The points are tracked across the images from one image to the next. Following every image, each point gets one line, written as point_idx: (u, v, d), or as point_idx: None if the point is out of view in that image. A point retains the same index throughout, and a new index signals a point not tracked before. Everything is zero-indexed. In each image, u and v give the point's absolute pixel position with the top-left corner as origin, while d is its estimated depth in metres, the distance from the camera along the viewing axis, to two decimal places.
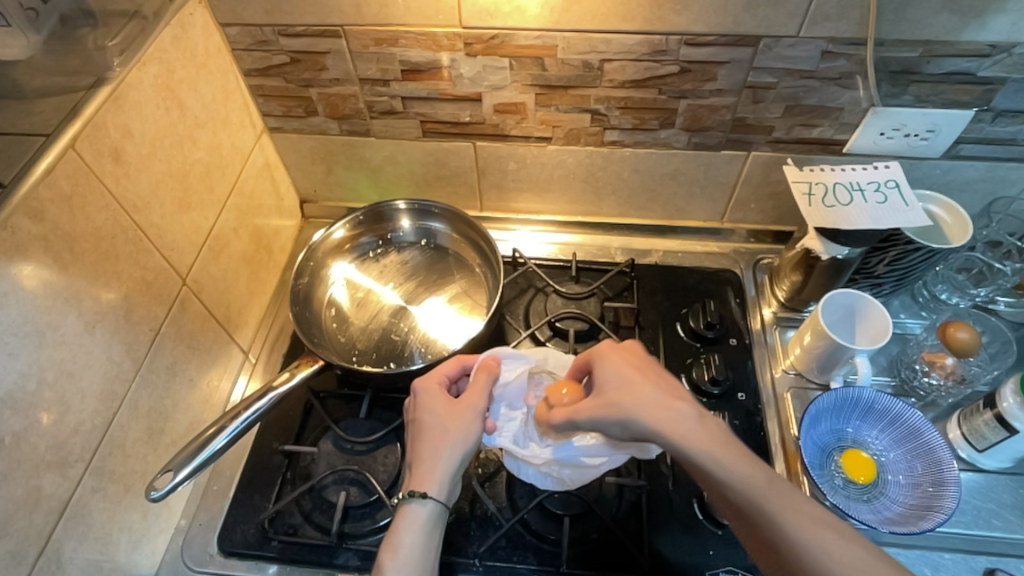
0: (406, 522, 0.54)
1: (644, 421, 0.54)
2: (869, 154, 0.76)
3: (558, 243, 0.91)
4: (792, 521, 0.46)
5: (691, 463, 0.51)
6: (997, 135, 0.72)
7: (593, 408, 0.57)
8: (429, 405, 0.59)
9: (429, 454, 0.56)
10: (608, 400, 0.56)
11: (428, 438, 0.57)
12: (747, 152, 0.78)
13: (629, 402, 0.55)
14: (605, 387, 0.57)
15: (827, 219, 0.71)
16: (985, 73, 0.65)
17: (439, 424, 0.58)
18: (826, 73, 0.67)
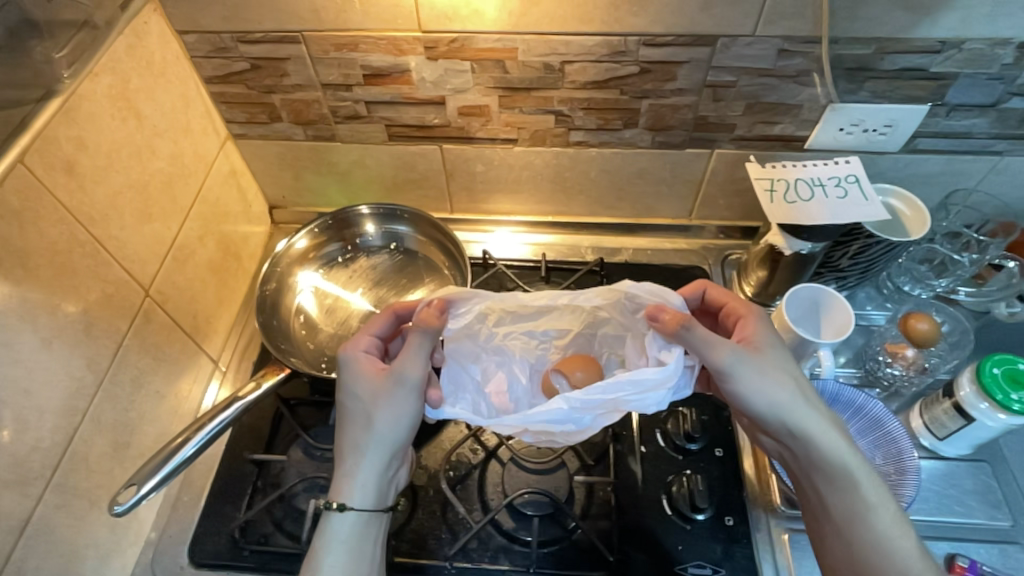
0: (329, 534, 0.55)
1: (802, 419, 0.55)
2: (829, 149, 0.77)
3: (534, 244, 0.92)
4: (873, 537, 0.53)
5: (813, 449, 0.55)
6: (952, 128, 0.73)
7: (743, 355, 0.55)
8: (356, 386, 0.58)
9: (352, 451, 0.57)
10: (761, 365, 0.56)
11: (355, 427, 0.57)
12: (711, 149, 0.78)
13: (782, 380, 0.56)
14: (759, 346, 0.57)
15: (789, 215, 0.71)
16: (937, 68, 0.66)
17: (363, 408, 0.58)
18: (783, 71, 0.68)
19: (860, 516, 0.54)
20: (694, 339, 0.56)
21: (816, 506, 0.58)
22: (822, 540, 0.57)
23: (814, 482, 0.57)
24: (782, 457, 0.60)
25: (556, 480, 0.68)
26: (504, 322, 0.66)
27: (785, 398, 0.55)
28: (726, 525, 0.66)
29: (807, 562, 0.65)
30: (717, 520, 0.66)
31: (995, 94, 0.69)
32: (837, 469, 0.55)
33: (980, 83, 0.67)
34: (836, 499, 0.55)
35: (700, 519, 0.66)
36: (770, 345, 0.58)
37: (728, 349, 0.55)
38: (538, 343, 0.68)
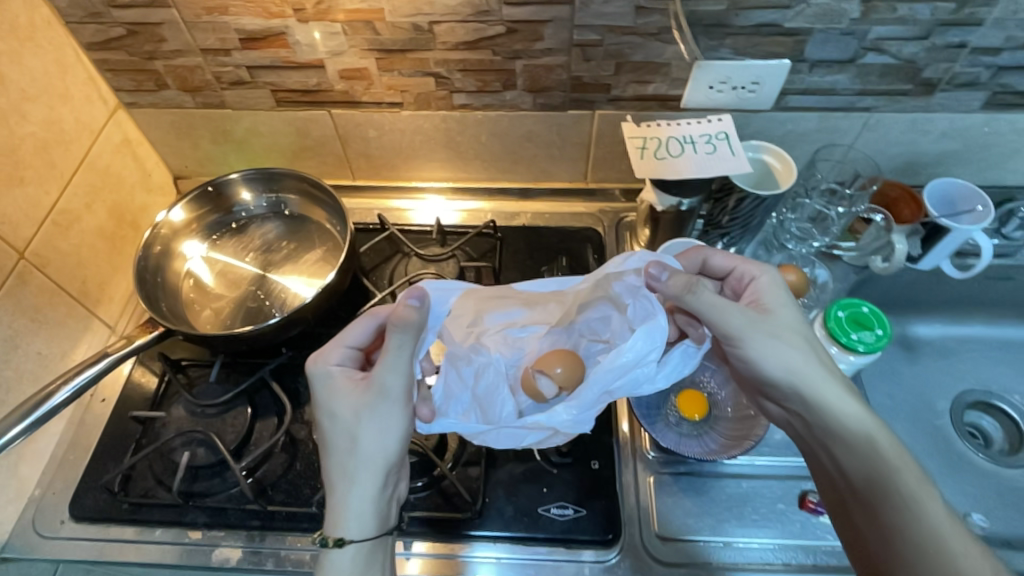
0: (330, 568, 0.56)
1: (811, 378, 0.57)
2: (704, 107, 0.78)
3: (464, 211, 0.93)
4: (898, 500, 0.51)
5: (823, 410, 0.57)
6: (818, 85, 0.75)
7: (751, 323, 0.58)
8: (337, 403, 0.57)
9: (342, 475, 0.57)
10: (768, 329, 0.58)
11: (339, 452, 0.57)
12: (592, 111, 0.80)
13: (792, 345, 0.58)
14: (772, 314, 0.59)
15: (657, 169, 0.74)
16: (791, 24, 0.68)
17: (346, 431, 0.56)
18: (645, 29, 0.70)
19: (881, 478, 0.53)
20: (700, 303, 0.57)
21: (839, 480, 0.57)
22: (849, 513, 0.57)
23: (831, 448, 0.57)
24: (795, 429, 0.62)
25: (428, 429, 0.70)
26: (488, 322, 0.67)
27: (793, 359, 0.57)
28: (591, 468, 0.68)
29: (668, 501, 0.68)
30: (583, 464, 0.69)
31: (851, 50, 0.71)
32: (853, 432, 0.55)
33: (835, 38, 0.69)
34: (852, 464, 0.55)
35: (566, 464, 0.68)
36: (781, 307, 0.60)
37: (736, 316, 0.58)
38: (518, 342, 0.68)
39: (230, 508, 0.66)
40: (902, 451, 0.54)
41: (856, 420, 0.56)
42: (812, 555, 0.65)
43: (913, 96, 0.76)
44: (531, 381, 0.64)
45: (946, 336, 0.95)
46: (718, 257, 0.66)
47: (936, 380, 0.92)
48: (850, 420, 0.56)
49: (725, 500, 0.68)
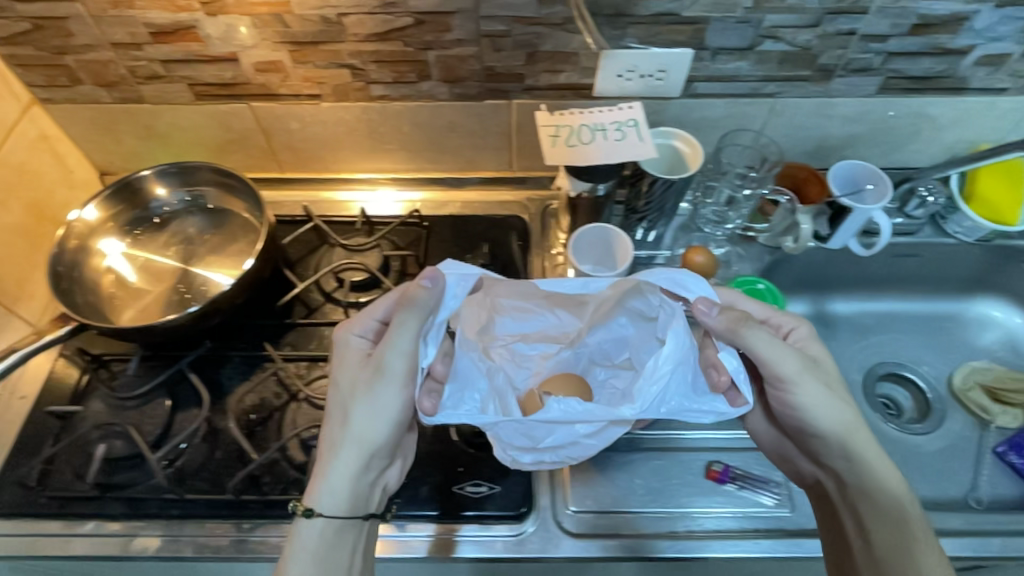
0: (298, 537, 0.60)
1: (860, 442, 0.61)
2: (616, 96, 0.81)
3: (407, 201, 0.94)
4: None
5: (867, 478, 0.60)
6: (723, 72, 0.78)
7: (814, 384, 0.61)
8: (346, 374, 0.62)
9: (331, 444, 0.61)
10: (827, 393, 0.61)
11: (334, 425, 0.61)
12: (508, 100, 0.82)
13: (849, 416, 0.61)
14: (830, 381, 0.62)
15: (569, 157, 0.76)
16: (689, 13, 0.71)
17: (343, 403, 0.61)
18: (549, 20, 0.71)
19: (906, 554, 0.57)
20: (756, 341, 0.59)
21: (854, 541, 0.61)
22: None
23: (861, 510, 0.61)
24: (823, 488, 0.65)
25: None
26: (498, 330, 0.69)
27: (848, 420, 0.61)
28: None
29: (581, 475, 0.71)
30: None
31: (748, 37, 0.73)
32: (889, 502, 0.60)
33: (732, 27, 0.72)
34: (880, 533, 0.59)
35: (483, 443, 0.70)
36: (825, 364, 0.64)
37: (793, 363, 0.60)
38: (524, 359, 0.70)
39: (151, 498, 0.67)
40: (929, 535, 0.58)
41: (894, 497, 0.60)
42: (717, 520, 0.68)
43: (813, 81, 0.79)
44: (536, 402, 0.67)
45: (862, 311, 1.00)
46: (751, 305, 0.67)
47: (851, 355, 0.96)
48: (893, 492, 0.60)
49: (636, 473, 0.71)
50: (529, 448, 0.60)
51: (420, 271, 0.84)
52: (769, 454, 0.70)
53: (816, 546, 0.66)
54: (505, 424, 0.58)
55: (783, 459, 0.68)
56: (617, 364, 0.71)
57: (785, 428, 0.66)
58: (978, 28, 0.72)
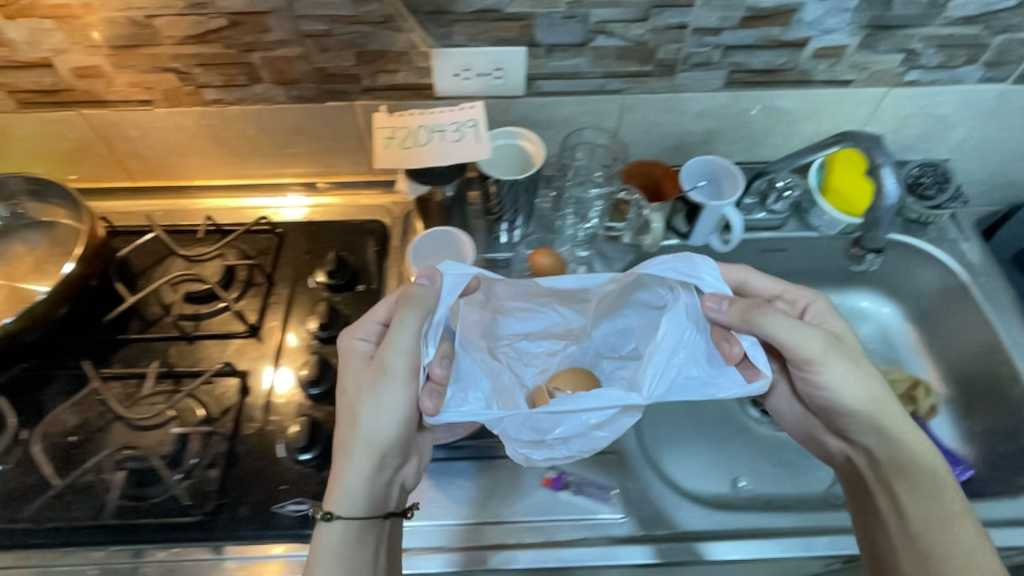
0: (320, 540, 0.59)
1: (890, 416, 0.62)
2: (459, 96, 0.79)
3: (307, 207, 0.91)
4: (961, 546, 0.56)
5: (905, 451, 0.61)
6: (563, 69, 0.76)
7: (846, 360, 0.62)
8: (351, 377, 0.62)
9: (344, 448, 0.60)
10: (858, 367, 0.62)
11: (345, 426, 0.61)
12: (349, 102, 0.80)
13: (881, 388, 0.62)
14: (863, 355, 0.63)
15: (403, 159, 0.74)
16: (511, 9, 0.69)
17: (352, 405, 0.61)
18: (369, 18, 0.69)
19: (944, 525, 0.58)
20: (768, 324, 0.60)
21: (884, 518, 0.61)
22: (890, 554, 0.60)
23: (892, 486, 0.61)
24: (854, 466, 0.66)
25: (159, 439, 0.68)
26: (502, 332, 0.73)
27: (874, 393, 0.62)
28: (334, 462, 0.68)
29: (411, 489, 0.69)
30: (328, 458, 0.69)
31: (579, 33, 0.72)
32: (926, 474, 0.60)
33: (560, 23, 0.70)
34: (916, 507, 0.59)
35: (309, 459, 0.68)
36: (845, 338, 0.64)
37: (822, 340, 0.61)
38: (531, 357, 0.74)
39: None
40: (966, 506, 0.59)
41: (930, 468, 0.61)
42: (546, 531, 0.66)
43: (656, 77, 0.78)
44: (544, 397, 0.69)
45: None
46: (763, 282, 0.68)
47: None
48: (925, 464, 0.61)
49: (470, 484, 0.69)
50: (536, 442, 0.62)
51: (266, 280, 0.82)
52: (798, 434, 0.71)
53: (643, 552, 0.65)
54: (512, 421, 0.60)
55: (810, 440, 0.70)
56: (624, 356, 0.74)
57: (815, 407, 0.67)
58: (808, 20, 0.71)
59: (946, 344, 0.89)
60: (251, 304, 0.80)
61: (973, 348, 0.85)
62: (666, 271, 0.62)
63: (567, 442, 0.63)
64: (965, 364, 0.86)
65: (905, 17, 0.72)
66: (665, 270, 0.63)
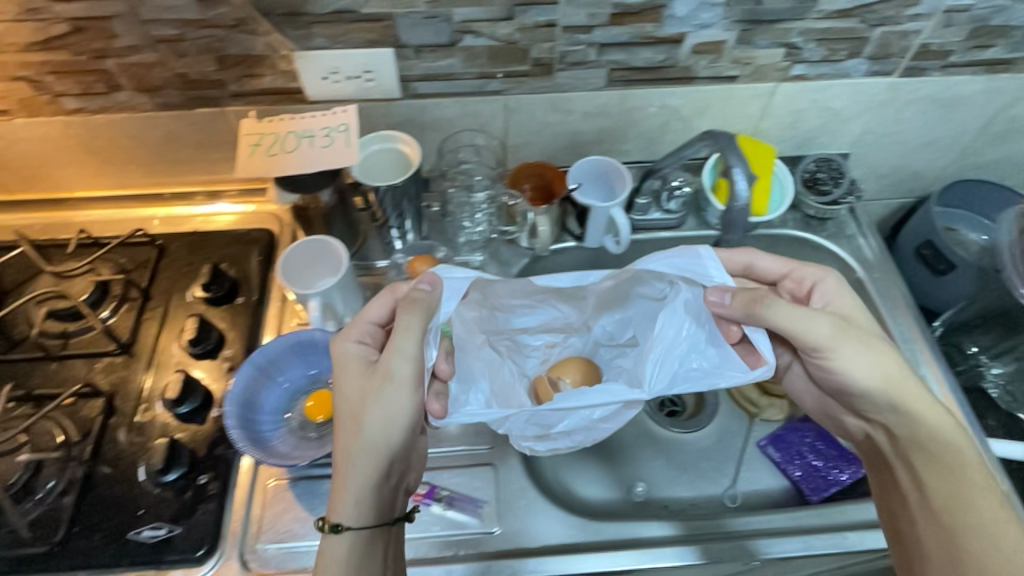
0: (328, 551, 0.58)
1: (907, 394, 0.58)
2: (333, 99, 0.76)
3: (226, 215, 0.88)
4: (978, 525, 0.56)
5: (919, 428, 0.59)
6: (436, 70, 0.74)
7: (855, 341, 0.58)
8: (348, 382, 0.60)
9: (342, 452, 0.58)
10: (871, 347, 0.58)
11: (345, 433, 0.59)
12: (221, 108, 0.77)
13: (897, 364, 0.59)
14: (871, 333, 0.60)
15: (269, 167, 0.71)
16: (368, 9, 0.66)
17: (350, 412, 0.58)
18: (221, 22, 0.66)
19: (963, 504, 0.57)
20: (775, 316, 0.58)
21: (909, 498, 0.60)
22: (916, 535, 0.59)
23: (914, 466, 0.60)
24: (875, 444, 0.64)
25: (8, 466, 0.65)
26: (504, 324, 0.71)
27: (889, 371, 0.58)
28: (197, 484, 0.66)
29: (278, 509, 0.67)
30: (190, 479, 0.67)
31: (445, 33, 0.69)
32: (946, 451, 0.58)
33: (422, 23, 0.68)
34: (937, 486, 0.58)
35: (170, 482, 0.66)
36: (857, 314, 0.61)
37: (832, 325, 0.58)
38: (530, 349, 0.74)
39: None
40: (987, 482, 0.57)
41: (951, 443, 0.59)
42: (414, 548, 0.65)
43: (535, 77, 0.76)
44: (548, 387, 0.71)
45: None
46: (765, 260, 0.66)
47: None
48: (948, 439, 0.58)
49: None
50: (541, 435, 0.63)
51: (141, 294, 0.79)
52: (818, 411, 0.69)
53: (510, 567, 0.64)
54: (515, 419, 0.62)
55: (830, 418, 0.69)
56: (621, 343, 0.73)
57: (828, 387, 0.65)
58: (680, 16, 0.70)
59: None
60: (121, 319, 0.77)
61: None
62: (667, 266, 0.63)
63: (571, 434, 0.63)
64: None
65: (778, 11, 0.70)
66: (676, 262, 0.63)
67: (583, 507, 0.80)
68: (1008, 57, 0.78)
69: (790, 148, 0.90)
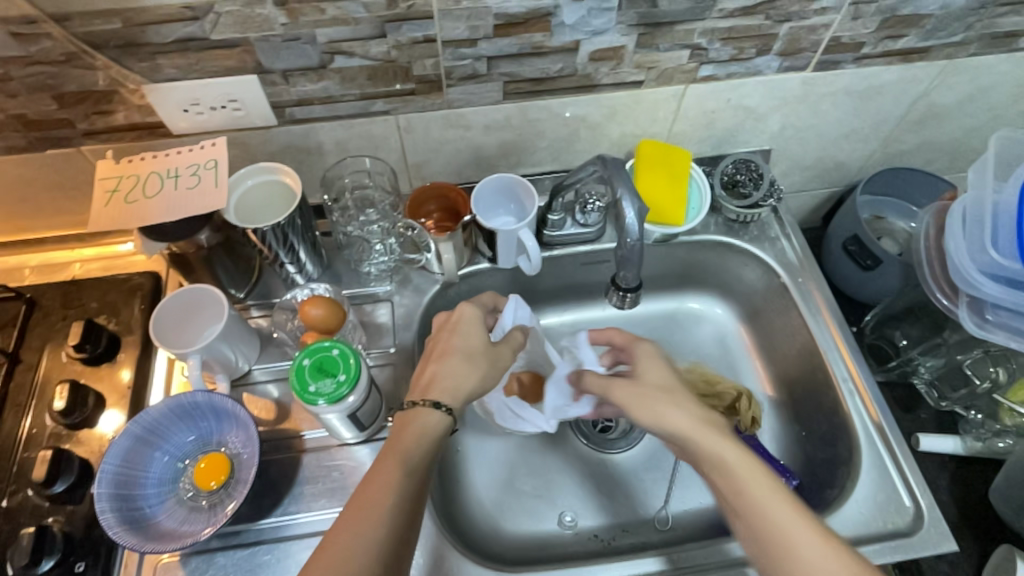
0: (414, 423, 0.56)
1: (690, 434, 0.56)
2: (202, 131, 0.69)
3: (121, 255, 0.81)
4: (782, 549, 0.49)
5: (706, 466, 0.55)
6: (311, 94, 0.67)
7: (631, 394, 0.60)
8: (480, 332, 0.63)
9: (458, 374, 0.59)
10: (646, 400, 0.59)
11: (464, 358, 0.60)
12: (75, 147, 0.69)
13: (668, 410, 0.58)
14: (645, 387, 0.60)
15: (127, 216, 0.64)
16: (217, 36, 0.59)
17: (472, 351, 0.61)
18: (48, 58, 0.58)
19: (762, 530, 0.51)
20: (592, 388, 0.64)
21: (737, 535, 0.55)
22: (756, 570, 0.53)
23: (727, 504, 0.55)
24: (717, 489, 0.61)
25: None
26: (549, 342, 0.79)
27: (671, 417, 0.57)
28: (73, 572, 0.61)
29: None
30: (66, 568, 0.61)
31: (313, 56, 0.62)
32: (730, 479, 0.53)
33: (284, 47, 0.61)
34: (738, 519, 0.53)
35: None
36: (653, 373, 0.62)
37: (619, 392, 0.61)
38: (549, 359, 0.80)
39: None
40: (784, 502, 0.51)
41: (742, 469, 0.53)
42: None
43: (424, 94, 0.70)
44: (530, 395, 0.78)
45: (564, 325, 0.92)
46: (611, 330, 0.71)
47: None
48: (729, 458, 0.54)
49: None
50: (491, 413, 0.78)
51: (8, 357, 0.71)
52: None
53: None
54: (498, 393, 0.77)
55: None
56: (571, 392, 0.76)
57: None
58: (569, 24, 0.64)
59: (775, 346, 0.86)
60: None
61: (797, 351, 0.82)
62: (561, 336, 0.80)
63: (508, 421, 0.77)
64: (790, 368, 0.83)
65: (676, 13, 0.65)
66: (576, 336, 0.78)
67: (504, 549, 0.75)
68: (923, 46, 0.74)
69: (709, 147, 0.86)
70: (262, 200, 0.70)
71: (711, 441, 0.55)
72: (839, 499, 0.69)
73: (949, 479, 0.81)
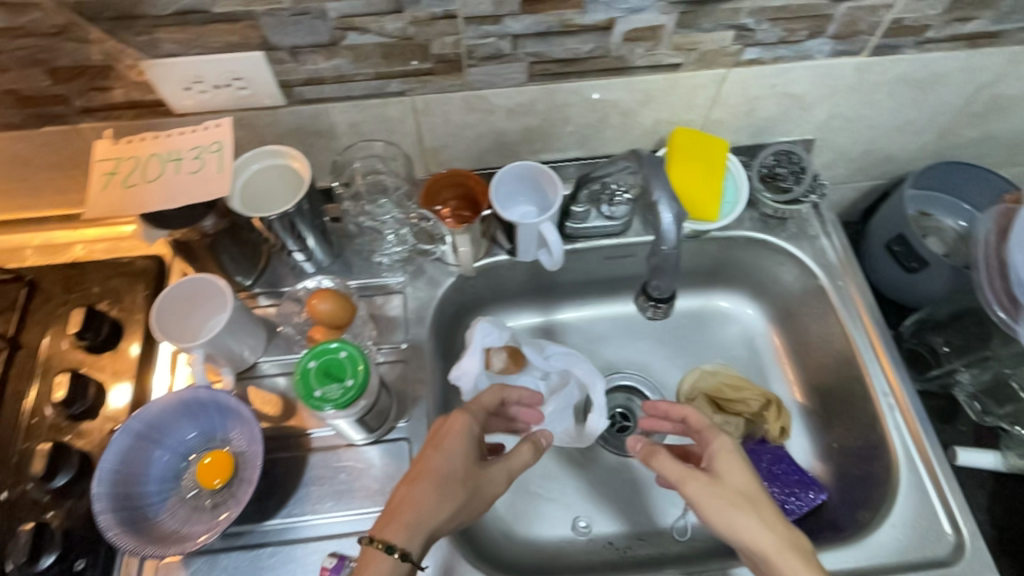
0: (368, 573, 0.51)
1: (765, 546, 0.52)
2: (205, 110, 0.65)
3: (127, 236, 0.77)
4: None
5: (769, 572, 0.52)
6: (322, 73, 0.62)
7: (703, 496, 0.55)
8: (456, 453, 0.57)
9: (423, 504, 0.54)
10: (721, 509, 0.54)
11: (438, 485, 0.55)
12: (72, 125, 0.65)
13: (748, 527, 0.53)
14: (720, 492, 0.55)
15: (127, 201, 0.61)
16: (220, 9, 0.54)
17: (449, 472, 0.56)
18: (38, 29, 0.54)
19: None
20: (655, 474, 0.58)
21: None
22: None
23: None
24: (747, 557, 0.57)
25: None
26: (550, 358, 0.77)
27: (750, 530, 0.53)
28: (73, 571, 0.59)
29: None
30: (65, 565, 0.59)
31: (324, 31, 0.57)
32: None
33: (291, 22, 0.56)
34: None
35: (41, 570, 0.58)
36: (730, 473, 0.56)
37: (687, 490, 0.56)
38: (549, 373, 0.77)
39: None
40: None
41: None
42: None
43: (442, 74, 0.64)
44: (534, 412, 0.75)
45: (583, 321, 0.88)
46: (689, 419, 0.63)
47: None
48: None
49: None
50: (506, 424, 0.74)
51: (8, 343, 0.69)
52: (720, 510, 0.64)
53: None
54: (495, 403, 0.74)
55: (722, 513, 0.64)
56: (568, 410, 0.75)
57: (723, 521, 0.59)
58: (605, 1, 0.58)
59: (807, 351, 0.81)
60: None
61: (833, 359, 0.77)
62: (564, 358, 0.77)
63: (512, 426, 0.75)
64: (823, 375, 0.78)
65: None
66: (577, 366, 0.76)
67: (515, 555, 0.72)
68: (994, 30, 0.67)
69: (748, 137, 0.80)
70: (268, 187, 0.66)
71: (789, 560, 0.51)
72: (873, 522, 0.65)
73: (988, 496, 0.76)
